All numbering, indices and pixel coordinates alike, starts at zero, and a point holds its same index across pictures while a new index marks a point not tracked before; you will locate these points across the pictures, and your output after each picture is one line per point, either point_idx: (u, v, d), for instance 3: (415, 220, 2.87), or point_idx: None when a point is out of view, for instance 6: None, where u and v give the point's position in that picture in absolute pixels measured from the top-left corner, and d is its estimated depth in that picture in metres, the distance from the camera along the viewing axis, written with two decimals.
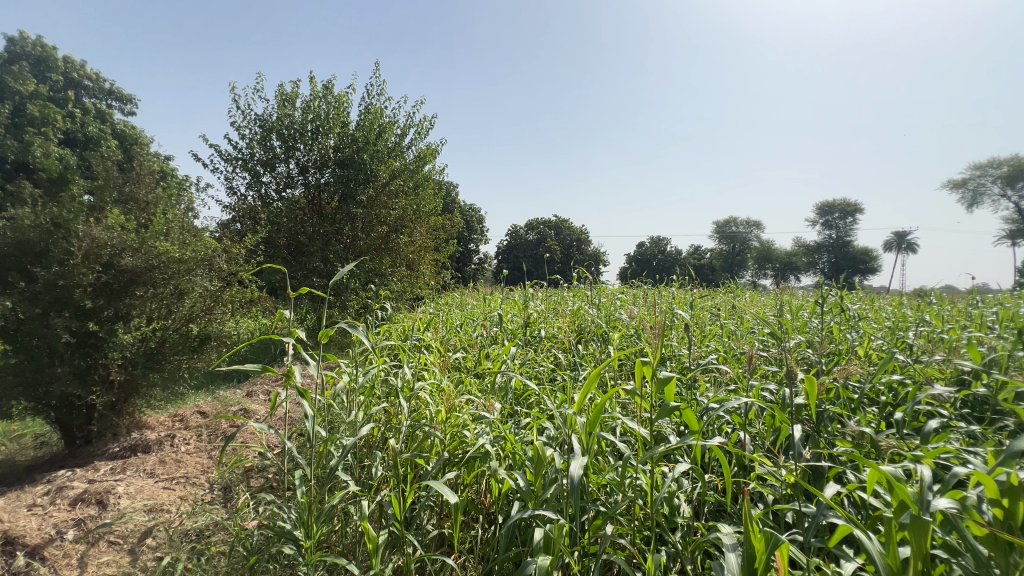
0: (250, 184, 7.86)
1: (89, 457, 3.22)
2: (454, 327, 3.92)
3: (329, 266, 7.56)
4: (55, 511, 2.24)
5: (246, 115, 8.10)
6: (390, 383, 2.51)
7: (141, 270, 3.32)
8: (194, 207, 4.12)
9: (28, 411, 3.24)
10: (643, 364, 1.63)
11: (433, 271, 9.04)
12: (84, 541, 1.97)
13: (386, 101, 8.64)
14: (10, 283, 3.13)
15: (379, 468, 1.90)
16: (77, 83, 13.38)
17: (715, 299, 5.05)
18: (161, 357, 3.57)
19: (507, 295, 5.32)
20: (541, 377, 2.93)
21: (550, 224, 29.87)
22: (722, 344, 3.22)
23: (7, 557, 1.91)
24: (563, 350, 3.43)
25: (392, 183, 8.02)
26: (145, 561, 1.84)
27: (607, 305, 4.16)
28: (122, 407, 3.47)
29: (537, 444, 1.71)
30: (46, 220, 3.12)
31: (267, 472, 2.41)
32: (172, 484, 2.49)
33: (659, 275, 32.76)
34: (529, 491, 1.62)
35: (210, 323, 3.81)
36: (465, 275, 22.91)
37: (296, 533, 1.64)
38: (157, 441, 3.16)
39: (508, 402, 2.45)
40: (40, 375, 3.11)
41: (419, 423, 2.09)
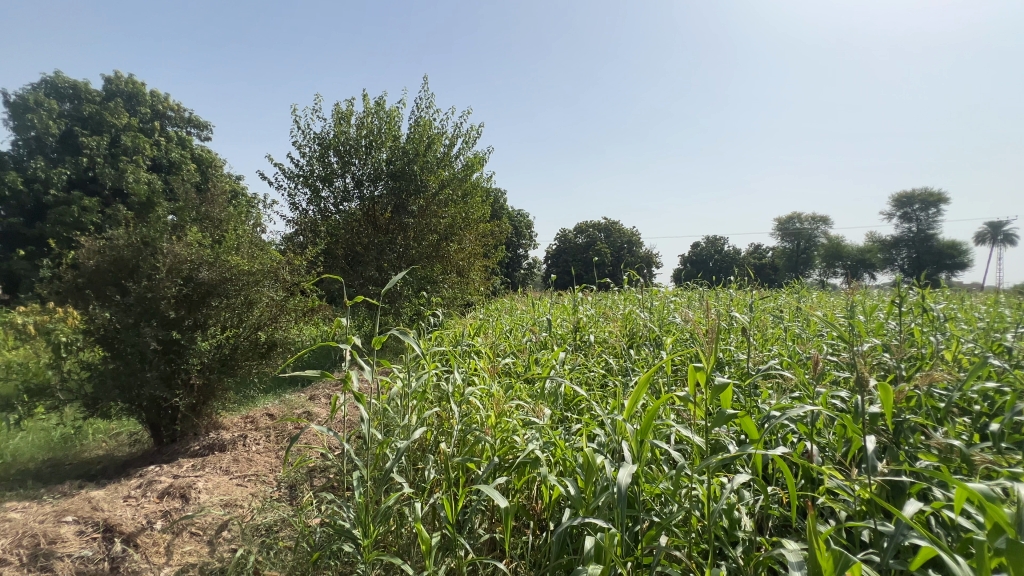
0: (311, 199, 8.32)
1: (175, 454, 3.53)
2: (503, 333, 3.95)
3: (384, 275, 7.85)
4: (146, 502, 2.46)
5: (306, 135, 8.58)
6: (441, 389, 2.57)
7: (216, 282, 3.62)
8: (263, 223, 4.44)
9: (123, 411, 3.57)
10: (696, 371, 1.56)
11: (483, 277, 9.28)
12: (170, 531, 2.16)
13: (435, 113, 8.90)
14: (107, 296, 3.47)
15: (431, 472, 1.95)
16: (160, 114, 14.77)
17: (777, 301, 4.78)
18: (234, 362, 3.85)
19: (556, 300, 5.30)
20: (592, 383, 2.89)
21: (599, 227, 29.56)
22: (786, 348, 3.03)
23: (106, 543, 2.10)
24: (614, 355, 3.38)
25: (441, 193, 8.23)
26: (222, 553, 2.00)
27: (659, 309, 4.05)
28: (201, 409, 3.80)
29: (586, 451, 1.68)
30: (137, 239, 3.45)
31: (328, 473, 2.55)
32: (244, 481, 2.68)
33: (716, 278, 31.44)
34: (580, 499, 1.60)
35: (276, 331, 4.07)
36: (514, 280, 23.16)
37: (354, 532, 1.72)
38: (231, 441, 3.41)
39: (558, 407, 2.44)
40: (132, 380, 3.41)
41: (470, 429, 2.13)
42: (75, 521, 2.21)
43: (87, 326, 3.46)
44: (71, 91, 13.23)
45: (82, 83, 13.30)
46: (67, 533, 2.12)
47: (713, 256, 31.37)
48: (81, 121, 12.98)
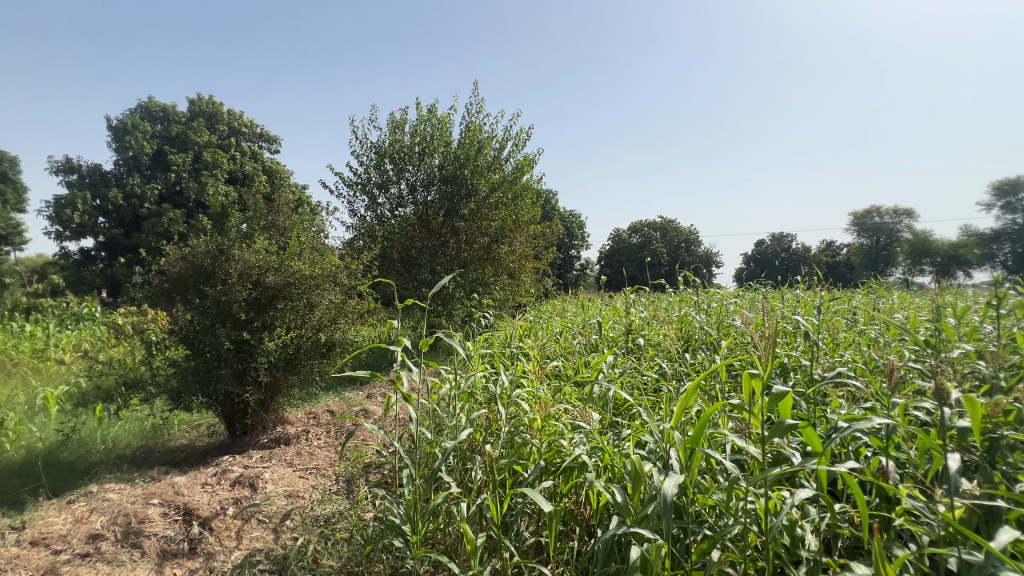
0: (368, 205, 8.68)
1: (247, 446, 3.83)
2: (554, 336, 3.94)
3: (437, 277, 8.07)
4: (220, 489, 2.67)
5: (363, 144, 8.97)
6: (489, 390, 2.59)
7: (281, 286, 3.87)
8: (324, 229, 4.70)
9: (203, 405, 3.89)
10: (752, 378, 1.47)
11: (534, 279, 9.35)
12: (240, 517, 2.34)
13: (485, 117, 9.02)
14: (188, 299, 3.79)
15: (478, 473, 1.99)
16: (236, 131, 15.97)
17: (850, 302, 4.42)
18: (297, 361, 4.10)
19: (607, 302, 5.21)
20: (644, 388, 2.81)
21: (655, 226, 28.82)
22: (859, 355, 2.80)
23: (186, 524, 2.31)
24: (667, 359, 3.27)
25: (492, 196, 8.35)
26: (285, 541, 2.15)
27: (716, 311, 3.88)
28: (269, 404, 4.08)
29: (634, 459, 1.64)
30: (214, 248, 3.78)
31: (382, 469, 2.66)
32: (306, 474, 2.85)
33: (781, 277, 29.67)
34: (627, 507, 1.57)
35: (336, 332, 4.29)
36: (566, 281, 23.12)
37: (404, 528, 1.80)
38: (296, 436, 3.65)
39: (608, 412, 2.39)
40: (209, 376, 3.72)
41: (517, 431, 2.14)
42: (160, 503, 2.44)
43: (172, 326, 3.82)
44: (161, 113, 14.59)
45: (171, 106, 14.65)
46: (153, 514, 2.34)
47: (779, 254, 29.56)
48: (169, 140, 14.32)
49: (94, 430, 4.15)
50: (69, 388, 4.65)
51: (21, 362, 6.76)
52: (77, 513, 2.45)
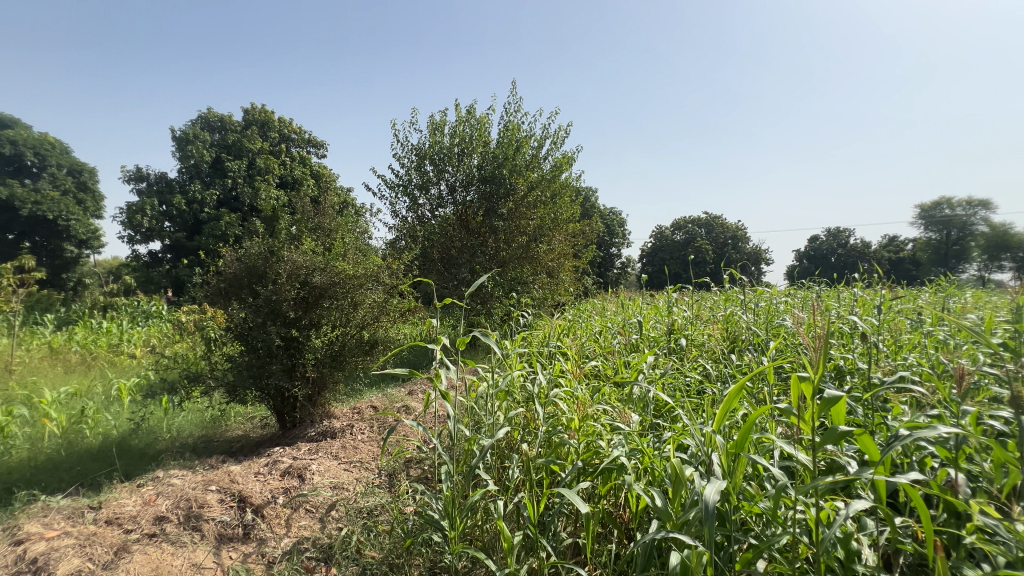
0: (410, 206, 8.86)
1: (296, 439, 4.02)
2: (593, 335, 3.89)
3: (476, 276, 8.15)
4: (271, 479, 2.81)
5: (404, 147, 9.17)
6: (527, 389, 2.59)
7: (326, 286, 4.03)
8: (368, 230, 4.84)
9: (256, 398, 4.11)
10: (801, 382, 1.39)
11: (573, 278, 9.29)
12: (289, 506, 2.46)
13: (523, 116, 9.01)
14: (242, 298, 4.00)
15: (515, 471, 2.00)
16: (287, 137, 16.71)
17: (916, 301, 4.12)
18: (342, 358, 4.26)
19: (649, 300, 5.10)
20: (686, 390, 2.73)
21: (699, 223, 27.97)
22: (926, 358, 2.59)
23: (240, 510, 2.45)
24: (712, 360, 3.17)
25: (530, 195, 8.37)
26: (330, 530, 2.25)
27: (766, 310, 3.71)
28: (317, 399, 4.26)
29: (674, 462, 1.59)
30: (266, 249, 3.98)
31: (422, 464, 2.72)
32: (350, 467, 2.96)
33: (837, 274, 28.06)
34: (667, 512, 1.52)
35: (378, 330, 4.41)
36: (606, 280, 22.86)
37: (442, 523, 1.84)
38: (341, 430, 3.80)
39: (648, 413, 2.34)
40: (261, 370, 3.93)
41: (554, 431, 2.13)
42: (218, 490, 2.60)
43: (228, 324, 4.05)
44: (219, 123, 15.49)
45: (227, 116, 15.53)
46: (211, 500, 2.49)
47: (835, 250, 27.94)
48: (226, 148, 15.19)
49: (161, 419, 4.47)
50: (140, 380, 5.03)
51: (100, 356, 7.38)
52: (145, 496, 2.65)
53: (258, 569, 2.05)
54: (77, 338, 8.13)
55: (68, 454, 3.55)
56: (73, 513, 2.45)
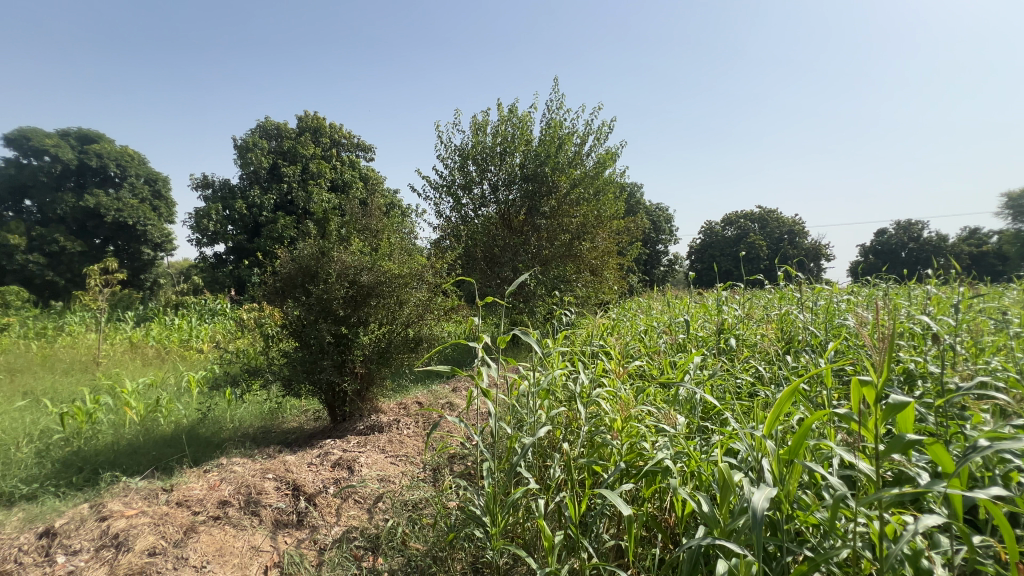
0: (453, 206, 8.99)
1: (347, 432, 4.20)
2: (638, 334, 3.81)
3: (519, 274, 8.19)
4: (323, 469, 2.95)
5: (448, 148, 9.30)
6: (569, 388, 2.56)
7: (374, 285, 4.16)
8: (413, 231, 4.96)
9: (309, 392, 4.30)
10: (863, 387, 1.29)
11: (617, 276, 9.16)
12: (339, 496, 2.57)
13: (566, 113, 8.92)
14: (296, 296, 4.20)
15: (556, 470, 1.99)
16: (337, 142, 17.41)
17: (998, 299, 3.75)
18: (389, 355, 4.39)
19: (697, 299, 4.93)
20: (737, 392, 2.62)
21: (752, 217, 26.74)
22: (1011, 362, 2.36)
23: (295, 498, 2.58)
24: (765, 361, 3.03)
25: (573, 192, 8.30)
26: (378, 521, 2.34)
27: (825, 309, 3.49)
28: (365, 394, 4.42)
29: (722, 467, 1.53)
30: (317, 250, 4.16)
31: (466, 460, 2.78)
32: (396, 460, 3.06)
33: (908, 270, 26.02)
34: (714, 518, 1.47)
35: (423, 328, 4.52)
36: (653, 278, 22.34)
37: (484, 519, 1.86)
38: (388, 425, 3.93)
39: (695, 415, 2.27)
40: (314, 365, 4.11)
41: (596, 431, 2.10)
42: (274, 478, 2.75)
43: (284, 321, 4.27)
44: (276, 131, 16.31)
45: (283, 124, 16.32)
46: (269, 487, 2.65)
47: (905, 245, 25.90)
48: (282, 155, 15.99)
49: (225, 410, 4.78)
50: (206, 373, 5.41)
51: (172, 351, 7.98)
52: (211, 481, 2.85)
53: (311, 554, 2.16)
54: (153, 334, 8.84)
55: (145, 440, 3.87)
56: (149, 494, 2.67)
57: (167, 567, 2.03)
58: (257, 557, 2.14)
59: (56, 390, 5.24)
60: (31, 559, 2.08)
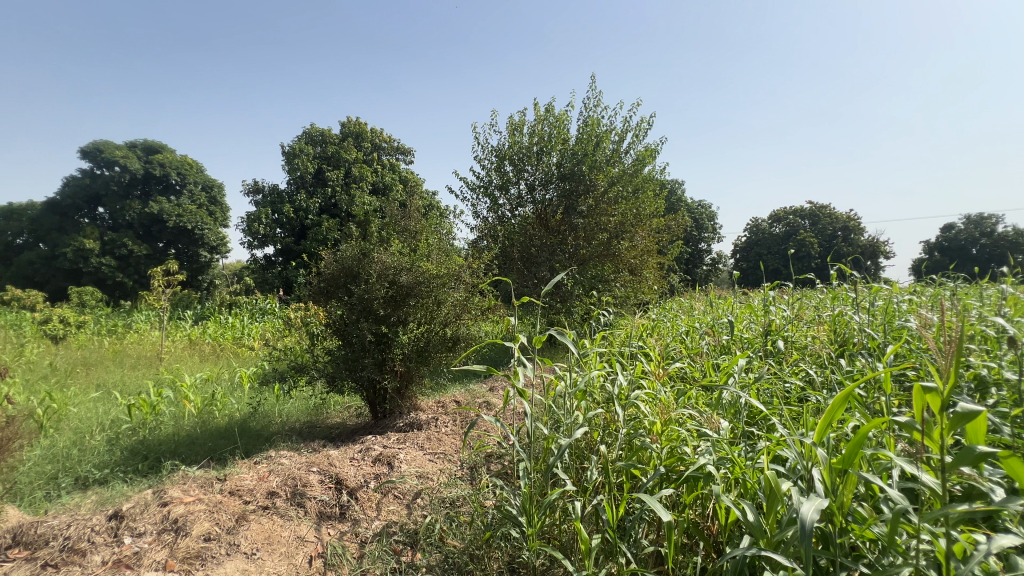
0: (491, 207, 9.05)
1: (387, 428, 4.31)
2: (678, 335, 3.71)
3: (556, 274, 8.16)
4: (364, 464, 3.03)
5: (485, 149, 9.37)
6: (606, 390, 2.52)
7: (413, 285, 4.25)
8: (451, 231, 5.03)
9: (352, 389, 4.44)
10: (926, 395, 1.20)
11: (656, 275, 8.98)
12: (379, 492, 2.63)
13: (603, 110, 8.79)
14: (339, 296, 4.35)
15: (594, 473, 1.96)
16: (378, 146, 17.90)
17: None
18: (427, 353, 4.47)
19: (742, 299, 4.75)
20: (785, 397, 2.50)
21: (802, 213, 25.48)
22: None
23: (338, 491, 2.67)
24: (815, 365, 2.88)
25: (611, 190, 8.17)
26: (417, 516, 2.39)
27: (883, 310, 3.28)
28: (405, 392, 4.52)
29: (769, 476, 1.46)
30: (359, 251, 4.29)
31: (502, 460, 2.79)
32: (434, 458, 3.11)
33: (979, 268, 24.07)
34: (759, 528, 1.41)
35: (460, 327, 4.58)
36: (695, 277, 21.71)
37: (520, 519, 1.86)
38: (427, 422, 4.01)
39: (739, 420, 2.18)
40: (356, 363, 4.24)
41: (635, 434, 2.04)
42: (318, 471, 2.85)
43: (328, 320, 4.42)
44: (321, 137, 16.93)
45: (328, 130, 16.91)
46: (313, 480, 2.75)
47: (976, 241, 23.96)
48: (326, 160, 16.56)
49: (274, 405, 5.01)
50: (257, 369, 5.69)
51: (226, 347, 8.44)
52: (261, 472, 2.99)
53: (352, 546, 2.23)
54: (209, 331, 9.38)
55: (202, 431, 4.11)
56: (205, 482, 2.83)
57: (221, 552, 2.15)
58: (303, 547, 2.23)
59: (124, 383, 5.65)
60: (101, 539, 2.24)
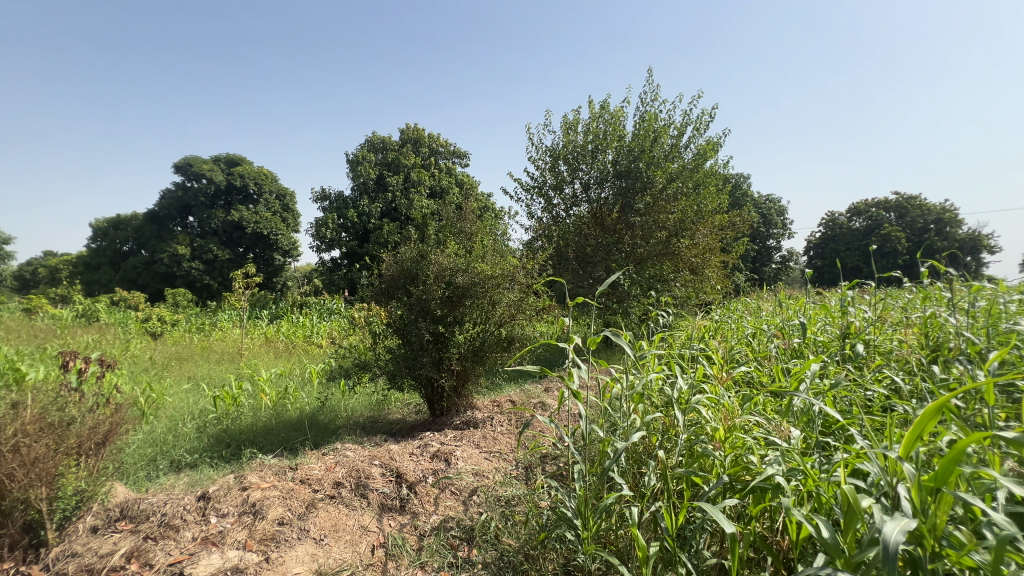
0: (545, 207, 9.03)
1: (445, 426, 4.42)
2: (744, 337, 3.52)
3: (612, 274, 8.02)
4: (422, 460, 3.12)
5: (539, 149, 9.36)
6: (665, 393, 2.43)
7: (468, 285, 4.32)
8: (505, 232, 5.09)
9: (411, 386, 4.59)
10: None
11: (719, 274, 8.61)
12: (436, 487, 2.71)
13: (661, 104, 8.51)
14: (399, 296, 4.50)
15: (652, 478, 1.90)
16: (435, 151, 18.39)
17: None
18: (483, 353, 4.53)
19: (815, 300, 4.43)
20: (866, 406, 2.29)
21: (887, 205, 23.33)
22: None
23: (398, 485, 2.77)
24: (902, 372, 2.62)
25: (670, 186, 7.87)
26: (474, 513, 2.43)
27: (984, 312, 2.93)
28: (461, 390, 4.61)
29: (846, 490, 1.35)
30: (417, 254, 4.43)
31: (557, 461, 2.78)
32: (490, 456, 3.15)
33: None
34: (836, 547, 1.30)
35: (515, 328, 4.61)
36: (762, 276, 20.53)
37: (575, 521, 1.84)
38: (483, 421, 4.07)
39: (813, 430, 2.03)
40: (414, 361, 4.38)
41: (697, 440, 1.96)
42: (380, 465, 2.98)
43: (389, 320, 4.59)
44: (382, 144, 17.65)
45: (388, 138, 17.61)
46: (375, 472, 2.87)
47: None
48: (387, 166, 17.20)
49: (340, 399, 5.30)
50: (325, 366, 6.03)
51: (298, 345, 9.03)
52: (328, 464, 3.16)
53: (412, 538, 2.31)
54: (283, 329, 10.08)
55: (276, 422, 4.42)
56: (279, 471, 3.05)
57: (293, 536, 2.30)
58: (366, 536, 2.34)
59: (210, 377, 6.20)
60: (192, 517, 2.47)
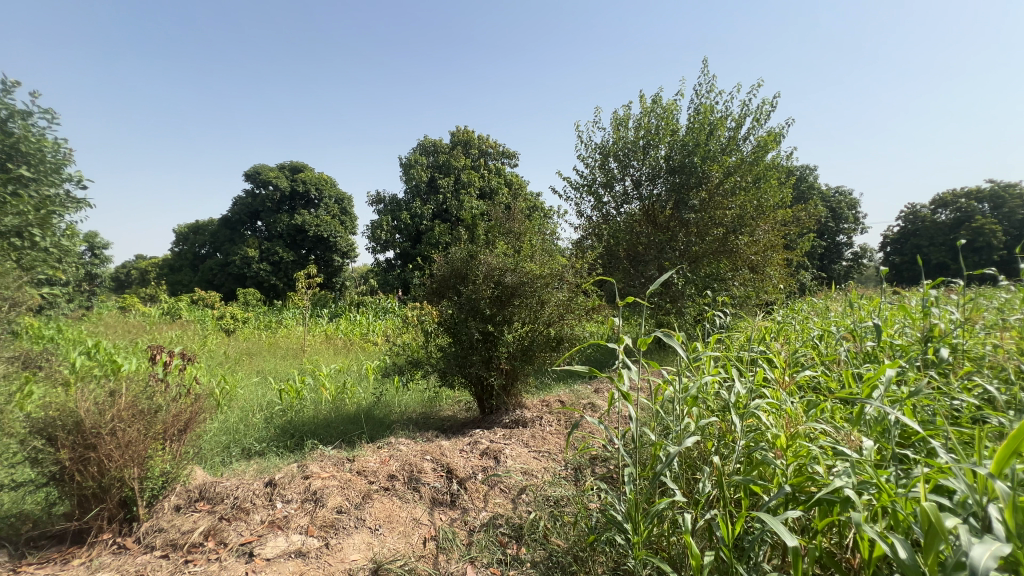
0: (595, 205, 8.90)
1: (494, 423, 4.48)
2: (809, 339, 3.30)
3: (665, 274, 7.77)
4: (472, 456, 3.17)
5: (588, 146, 9.23)
6: (721, 397, 2.33)
7: (517, 285, 4.35)
8: (554, 232, 5.06)
9: (461, 384, 4.67)
10: None
11: (782, 273, 8.13)
12: (486, 484, 2.75)
13: (718, 95, 8.13)
14: (449, 295, 4.60)
15: (706, 485, 1.82)
16: (485, 152, 18.59)
17: None
18: (532, 352, 4.53)
19: (892, 300, 4.08)
20: (952, 416, 2.09)
21: (978, 195, 21.08)
22: None
23: (449, 480, 2.83)
24: (995, 380, 2.37)
25: (727, 181, 7.52)
26: (522, 511, 2.45)
27: None
28: (511, 389, 4.64)
29: (928, 508, 1.23)
30: (466, 254, 4.51)
31: (607, 463, 2.74)
32: (538, 455, 3.16)
33: None
34: (914, 568, 1.20)
35: (564, 327, 4.58)
36: (830, 275, 19.18)
37: (625, 525, 1.81)
38: (532, 420, 4.08)
39: (887, 440, 1.88)
40: (465, 360, 4.47)
41: (756, 447, 1.86)
42: (431, 460, 3.06)
43: (440, 319, 4.70)
44: (433, 148, 18.05)
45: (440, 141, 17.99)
46: (427, 467, 2.95)
47: None
48: (438, 168, 17.60)
49: (394, 395, 5.49)
50: (380, 363, 6.26)
51: (355, 342, 9.45)
52: (383, 457, 3.28)
53: (462, 533, 2.35)
54: (342, 328, 10.57)
55: (335, 416, 4.66)
56: (338, 462, 3.20)
57: (351, 525, 2.41)
58: (418, 528, 2.41)
59: (276, 371, 6.62)
60: (260, 501, 2.64)
